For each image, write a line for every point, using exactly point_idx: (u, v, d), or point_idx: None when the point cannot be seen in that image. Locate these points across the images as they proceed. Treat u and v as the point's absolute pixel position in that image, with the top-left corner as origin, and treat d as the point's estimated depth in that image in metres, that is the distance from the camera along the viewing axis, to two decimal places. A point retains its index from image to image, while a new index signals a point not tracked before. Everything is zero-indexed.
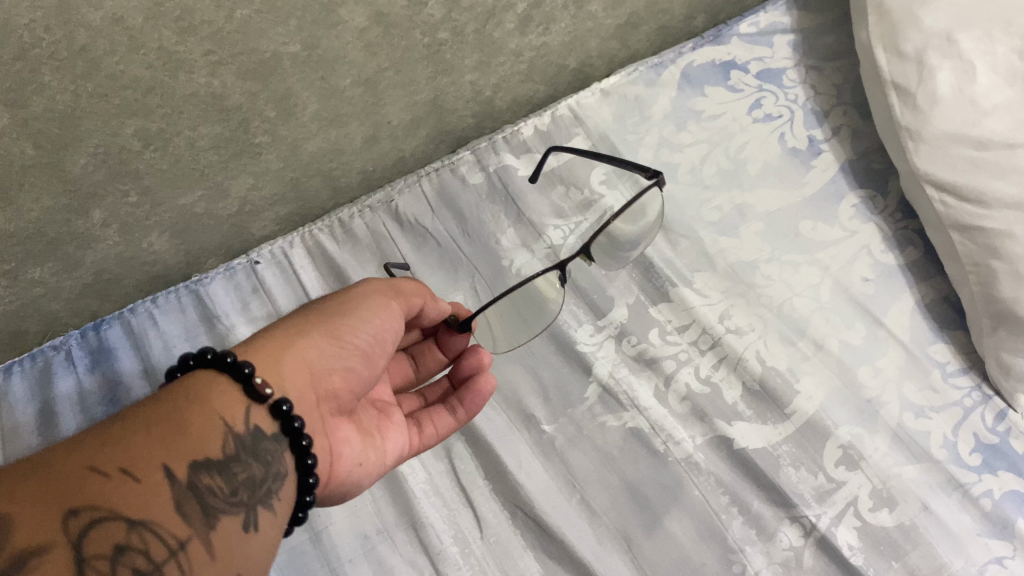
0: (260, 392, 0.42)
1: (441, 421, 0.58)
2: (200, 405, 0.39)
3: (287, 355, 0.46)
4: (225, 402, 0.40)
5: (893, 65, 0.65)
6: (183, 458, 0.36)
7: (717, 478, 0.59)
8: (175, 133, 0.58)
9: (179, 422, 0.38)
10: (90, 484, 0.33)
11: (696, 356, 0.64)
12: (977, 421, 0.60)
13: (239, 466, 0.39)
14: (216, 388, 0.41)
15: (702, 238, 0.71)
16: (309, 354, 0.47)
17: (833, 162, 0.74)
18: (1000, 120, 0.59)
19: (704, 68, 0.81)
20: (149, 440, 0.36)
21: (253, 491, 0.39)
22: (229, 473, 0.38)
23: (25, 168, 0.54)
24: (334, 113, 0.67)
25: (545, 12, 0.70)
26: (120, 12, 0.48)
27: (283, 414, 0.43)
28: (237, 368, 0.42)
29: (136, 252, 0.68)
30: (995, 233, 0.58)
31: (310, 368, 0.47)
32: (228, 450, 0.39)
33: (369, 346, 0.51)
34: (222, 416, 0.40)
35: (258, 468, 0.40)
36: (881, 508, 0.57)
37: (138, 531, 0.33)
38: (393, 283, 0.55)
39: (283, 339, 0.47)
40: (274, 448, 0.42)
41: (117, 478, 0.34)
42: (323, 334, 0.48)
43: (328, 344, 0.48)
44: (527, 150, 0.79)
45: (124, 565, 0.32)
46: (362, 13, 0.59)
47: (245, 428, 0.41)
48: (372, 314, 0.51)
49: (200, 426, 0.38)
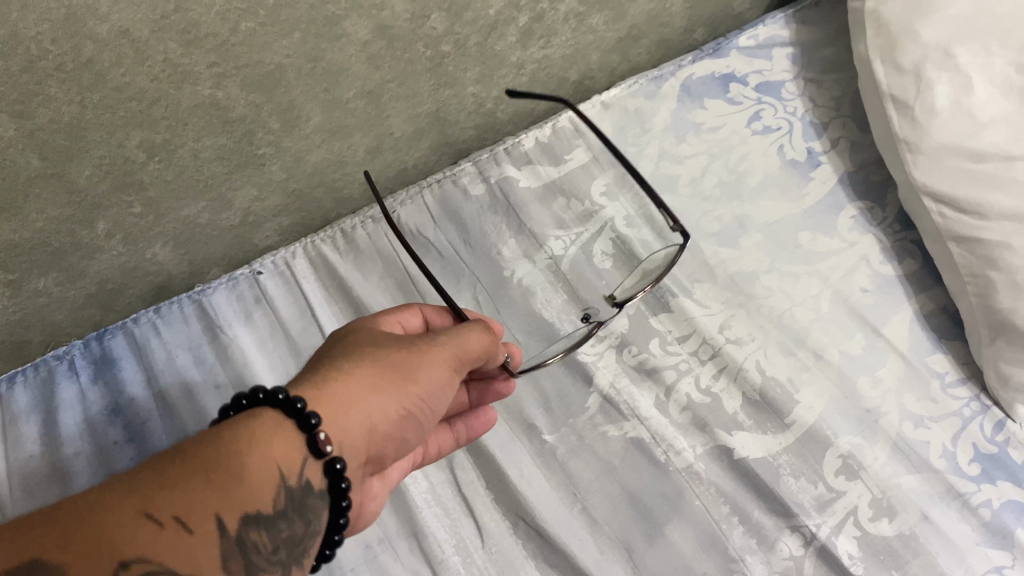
0: (320, 448, 0.42)
1: (442, 440, 0.58)
2: (260, 454, 0.39)
3: (356, 413, 0.45)
4: (285, 450, 0.41)
5: (892, 78, 0.66)
6: (237, 509, 0.37)
7: (718, 487, 0.59)
8: (179, 144, 0.59)
9: (239, 469, 0.38)
10: (143, 535, 0.34)
11: (696, 366, 0.65)
12: (975, 431, 0.60)
13: (284, 522, 0.40)
14: (279, 435, 0.41)
15: (702, 249, 0.71)
16: (374, 414, 0.46)
17: (832, 174, 0.75)
18: (997, 132, 0.60)
19: (703, 81, 0.82)
20: (207, 490, 0.36)
21: (291, 551, 0.40)
22: (274, 530, 0.39)
23: (31, 179, 0.54)
24: (338, 124, 0.67)
25: (546, 25, 0.71)
26: (126, 25, 0.49)
27: (334, 472, 0.42)
28: (305, 417, 0.41)
29: (139, 263, 0.68)
30: (992, 245, 0.59)
31: (371, 429, 0.46)
32: (278, 505, 0.39)
33: (427, 413, 0.50)
34: (280, 467, 0.40)
35: (300, 525, 0.40)
36: (881, 518, 0.57)
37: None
38: (458, 346, 0.51)
39: (356, 389, 0.45)
40: (318, 506, 0.42)
41: (169, 528, 0.34)
42: (394, 396, 0.47)
43: (394, 408, 0.47)
44: (528, 161, 0.79)
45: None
46: (366, 26, 0.60)
47: (298, 481, 0.41)
48: (437, 384, 0.49)
49: (257, 475, 0.39)
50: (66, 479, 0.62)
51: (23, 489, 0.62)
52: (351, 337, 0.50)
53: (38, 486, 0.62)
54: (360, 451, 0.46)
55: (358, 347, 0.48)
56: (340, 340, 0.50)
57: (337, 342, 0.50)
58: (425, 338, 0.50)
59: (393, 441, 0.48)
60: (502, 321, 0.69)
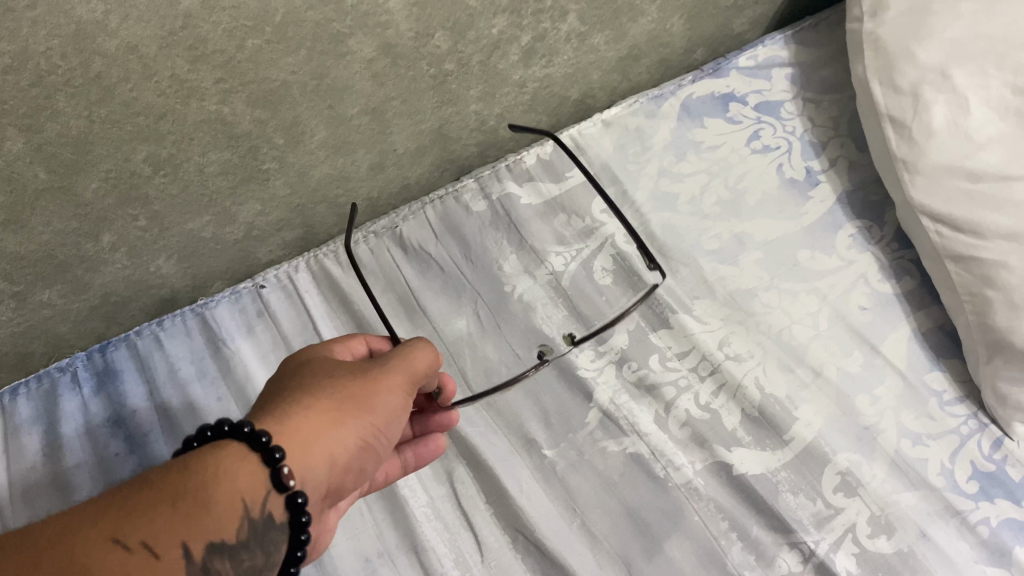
0: (283, 481, 0.42)
1: (390, 467, 0.57)
2: (225, 485, 0.40)
3: (316, 448, 0.44)
4: (250, 481, 0.41)
5: (890, 98, 0.67)
6: (203, 537, 0.38)
7: (717, 503, 0.59)
8: (185, 159, 0.60)
9: (206, 499, 0.38)
10: (112, 559, 0.34)
11: (695, 382, 0.65)
12: (973, 449, 0.61)
13: (246, 553, 0.40)
14: (245, 467, 0.41)
15: (702, 266, 0.72)
16: (333, 447, 0.46)
17: (831, 193, 0.76)
18: (993, 153, 0.60)
19: (703, 101, 0.83)
20: (175, 517, 0.37)
21: None
22: (237, 559, 0.39)
23: (38, 193, 0.55)
24: (341, 141, 0.68)
25: (548, 44, 0.72)
26: (135, 41, 0.49)
27: (294, 506, 0.42)
28: (269, 451, 0.42)
29: (143, 275, 0.68)
30: (990, 264, 0.59)
31: (332, 463, 0.46)
32: (242, 535, 0.40)
33: (385, 441, 0.49)
34: (243, 498, 0.40)
35: (260, 557, 0.41)
36: (879, 535, 0.57)
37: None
38: (411, 373, 0.51)
39: (316, 424, 0.45)
40: (279, 538, 0.42)
41: (138, 553, 0.35)
42: (354, 427, 0.47)
43: (354, 440, 0.47)
44: (529, 178, 0.80)
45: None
46: (370, 44, 0.61)
47: (260, 512, 0.41)
48: (395, 412, 0.49)
49: (223, 506, 0.39)
50: (66, 492, 0.62)
51: (24, 501, 0.62)
52: (306, 370, 0.50)
53: (39, 499, 0.62)
54: (320, 487, 0.45)
55: (312, 379, 0.48)
56: (293, 374, 0.50)
57: (292, 375, 0.49)
58: (376, 365, 0.50)
59: (353, 474, 0.48)
60: (503, 336, 0.69)
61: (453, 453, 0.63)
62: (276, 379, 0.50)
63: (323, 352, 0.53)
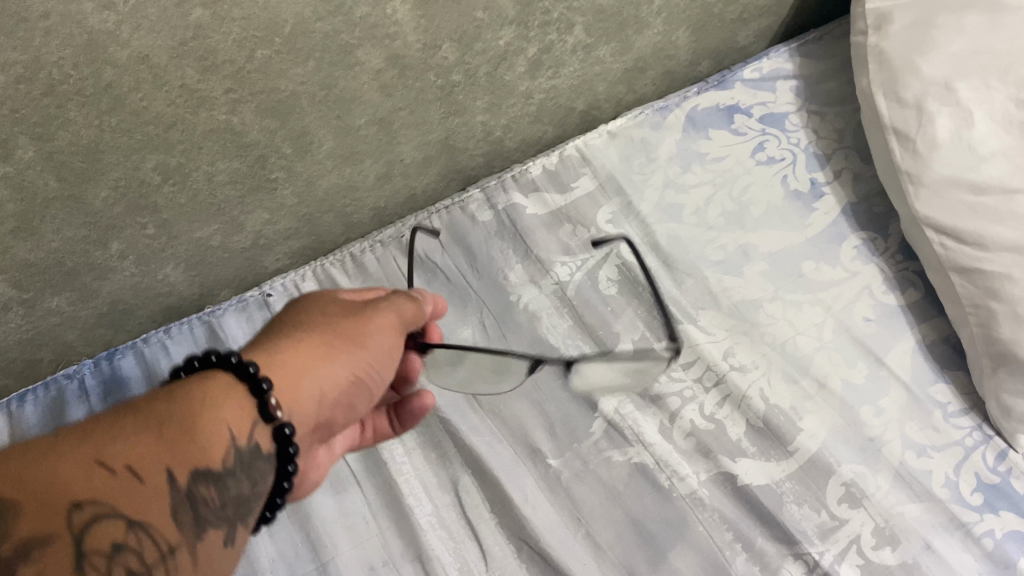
0: (271, 412, 0.41)
1: (377, 422, 0.59)
2: (212, 412, 0.38)
3: (309, 380, 0.45)
4: (236, 411, 0.40)
5: (894, 111, 0.67)
6: (188, 464, 0.36)
7: (721, 513, 0.59)
8: (194, 168, 0.60)
9: (192, 427, 0.37)
10: (94, 480, 0.33)
11: (700, 393, 0.65)
12: (978, 461, 0.61)
13: (232, 482, 0.38)
14: (232, 396, 0.40)
15: (706, 278, 0.72)
16: (327, 381, 0.46)
17: (836, 205, 0.76)
18: (997, 166, 0.61)
19: (708, 112, 0.83)
20: (158, 442, 0.35)
21: (238, 510, 0.38)
22: (223, 487, 0.38)
23: (48, 201, 0.55)
24: (349, 150, 0.68)
25: (555, 56, 0.73)
26: (146, 51, 0.50)
27: (283, 437, 0.41)
28: (256, 382, 0.41)
29: (151, 283, 0.69)
30: (995, 276, 0.60)
31: (321, 398, 0.46)
32: (227, 464, 0.38)
33: (377, 382, 0.50)
34: (230, 427, 0.39)
35: (249, 487, 0.39)
36: (884, 547, 0.57)
37: (136, 532, 0.33)
38: (399, 318, 0.52)
39: (307, 357, 0.45)
40: (264, 468, 0.40)
41: (122, 475, 0.33)
42: (349, 363, 0.47)
43: (350, 375, 0.47)
44: (535, 189, 0.80)
45: (120, 563, 0.32)
46: (379, 55, 0.61)
47: (248, 442, 0.39)
48: (385, 354, 0.50)
49: (208, 433, 0.37)
50: None
51: None
52: (296, 311, 0.50)
53: None
54: (309, 422, 0.45)
55: (305, 319, 0.48)
56: (284, 314, 0.50)
57: (284, 315, 0.50)
58: (367, 307, 0.51)
59: (342, 410, 0.48)
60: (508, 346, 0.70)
61: (459, 462, 0.63)
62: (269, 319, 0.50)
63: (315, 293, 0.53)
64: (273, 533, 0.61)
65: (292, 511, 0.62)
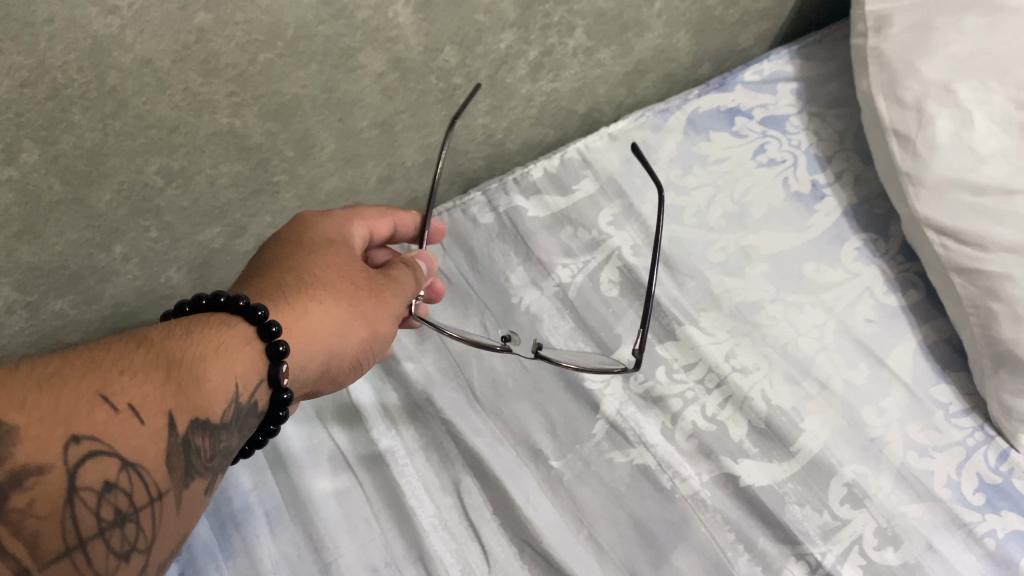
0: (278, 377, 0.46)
1: None
2: (221, 365, 0.42)
3: (316, 350, 0.50)
4: (246, 366, 0.44)
5: (894, 112, 0.67)
6: (187, 413, 0.39)
7: (723, 515, 0.59)
8: (197, 171, 0.60)
9: (198, 377, 0.41)
10: (98, 415, 0.35)
11: (702, 395, 0.65)
12: (979, 461, 0.61)
13: (225, 434, 0.42)
14: (245, 349, 0.45)
15: (708, 279, 0.72)
16: (330, 354, 0.52)
17: (836, 207, 0.76)
18: (997, 166, 0.61)
19: (709, 115, 0.83)
20: (163, 387, 0.39)
21: (221, 461, 0.42)
22: (215, 438, 0.41)
23: (52, 204, 0.55)
24: (351, 153, 0.69)
25: (555, 59, 0.73)
26: (149, 55, 0.50)
27: (279, 401, 0.46)
28: (273, 344, 0.46)
29: (154, 286, 0.69)
30: (995, 277, 0.59)
31: (324, 368, 0.52)
32: (224, 417, 0.41)
33: (373, 358, 0.56)
34: (236, 382, 0.43)
35: (237, 440, 0.43)
36: (886, 547, 0.57)
37: (128, 472, 0.36)
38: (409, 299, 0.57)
39: (323, 328, 0.51)
40: (251, 424, 0.44)
41: (124, 414, 0.36)
42: (353, 342, 0.53)
43: (349, 353, 0.53)
44: (537, 192, 0.80)
45: (108, 501, 0.34)
46: (380, 58, 0.62)
47: (248, 400, 0.44)
48: (388, 334, 0.56)
49: (211, 386, 0.41)
50: None
51: None
52: (323, 258, 0.55)
53: None
54: (307, 385, 0.52)
55: (326, 274, 0.53)
56: (309, 256, 0.55)
57: (310, 259, 0.54)
58: (385, 283, 0.56)
59: (337, 379, 0.55)
60: None
61: (460, 463, 0.64)
62: (292, 248, 0.55)
63: (338, 235, 0.58)
64: (275, 535, 0.60)
65: (294, 513, 0.61)
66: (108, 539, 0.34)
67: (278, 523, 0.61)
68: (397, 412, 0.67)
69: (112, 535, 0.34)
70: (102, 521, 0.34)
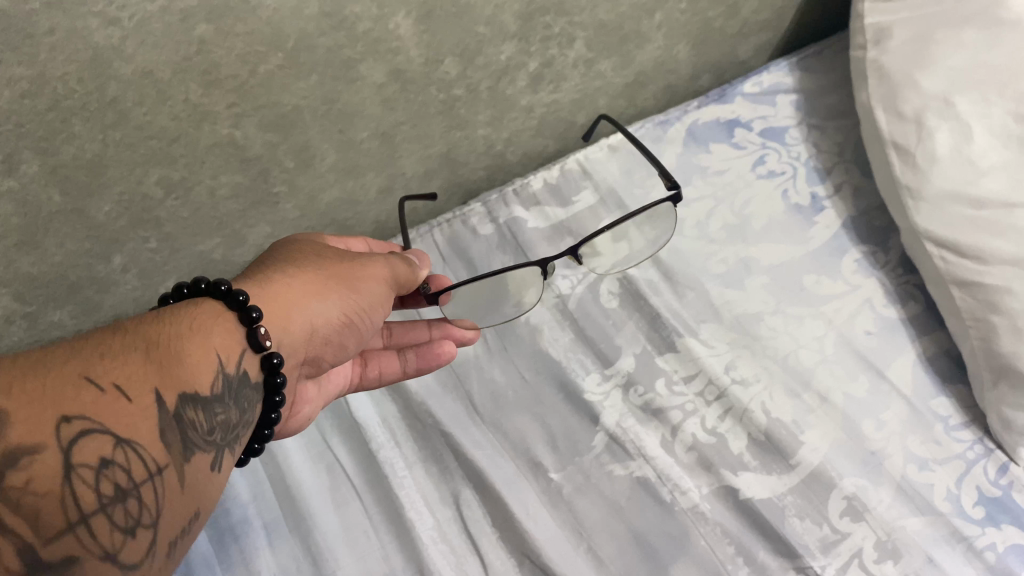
0: (260, 342, 0.45)
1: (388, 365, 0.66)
2: (202, 340, 0.42)
3: (298, 312, 0.50)
4: (226, 339, 0.44)
5: (894, 124, 0.68)
6: (175, 389, 0.39)
7: (723, 528, 0.59)
8: (197, 182, 0.60)
9: (179, 353, 0.40)
10: (85, 396, 0.35)
11: (702, 407, 0.65)
12: (979, 475, 0.61)
13: (220, 407, 0.42)
14: (221, 323, 0.44)
15: (708, 291, 0.72)
16: (316, 317, 0.52)
17: (836, 219, 0.76)
18: (997, 179, 0.61)
19: (709, 126, 0.84)
20: (147, 366, 0.38)
21: (224, 434, 0.42)
22: (210, 411, 0.41)
23: (52, 215, 0.55)
24: (351, 164, 0.69)
25: (556, 71, 0.73)
26: (150, 67, 0.50)
27: (271, 367, 0.46)
28: (246, 311, 0.45)
29: (153, 297, 0.69)
30: (995, 289, 0.59)
31: (311, 331, 0.52)
32: (215, 391, 0.41)
33: (365, 323, 0.56)
34: (219, 354, 0.43)
35: (236, 412, 0.43)
36: (886, 560, 0.57)
37: (123, 449, 0.35)
38: (387, 265, 0.58)
39: (298, 291, 0.51)
40: (252, 397, 0.45)
41: (110, 394, 0.36)
42: (335, 301, 0.53)
43: (333, 314, 0.53)
44: (536, 202, 0.80)
45: (107, 477, 0.34)
46: (381, 70, 0.62)
47: (236, 370, 0.44)
48: (375, 299, 0.56)
49: (196, 361, 0.41)
50: None
51: None
52: (294, 249, 0.56)
53: None
54: (298, 352, 0.51)
55: (298, 257, 0.54)
56: (280, 250, 0.56)
57: (281, 252, 0.56)
58: (358, 255, 0.57)
59: (332, 348, 0.55)
60: (510, 360, 0.70)
61: (460, 475, 0.64)
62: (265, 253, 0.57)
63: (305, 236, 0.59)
64: (274, 547, 0.60)
65: (293, 525, 0.61)
66: (111, 514, 0.34)
67: (277, 535, 0.61)
68: (396, 424, 0.67)
69: (116, 510, 0.34)
70: (102, 496, 0.34)
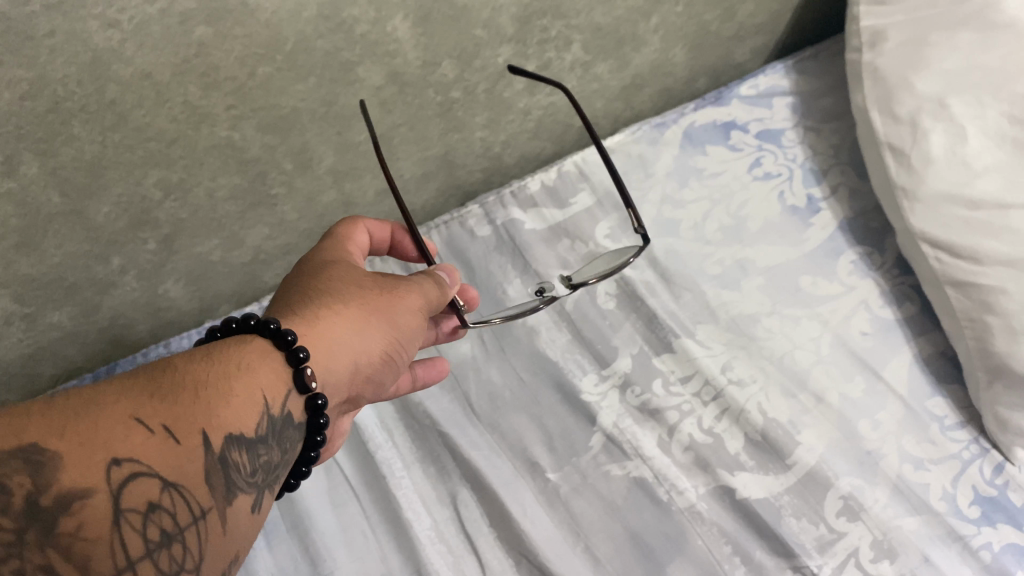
0: (307, 383, 0.45)
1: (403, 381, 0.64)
2: (246, 377, 0.42)
3: (340, 352, 0.50)
4: (271, 377, 0.43)
5: (889, 126, 0.68)
6: (223, 428, 0.38)
7: (720, 527, 0.59)
8: (196, 184, 0.61)
9: (226, 392, 0.40)
10: (134, 438, 0.34)
11: (698, 407, 0.66)
12: (975, 475, 0.61)
13: (263, 447, 0.41)
14: (267, 363, 0.44)
15: (704, 292, 0.73)
16: (357, 355, 0.51)
17: (832, 221, 0.76)
18: (991, 181, 0.61)
19: (705, 128, 0.84)
20: (194, 404, 0.37)
21: (268, 474, 0.41)
22: (254, 452, 0.40)
23: (51, 217, 0.56)
24: (349, 166, 0.69)
25: (553, 73, 0.73)
26: (149, 68, 0.51)
27: (315, 407, 0.45)
28: (293, 350, 0.45)
29: (152, 298, 0.69)
30: (990, 290, 0.60)
31: (354, 368, 0.51)
32: (259, 431, 0.40)
33: (403, 354, 0.56)
34: (264, 393, 0.42)
35: (279, 452, 0.42)
36: (882, 560, 0.57)
37: (170, 493, 0.34)
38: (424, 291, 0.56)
39: (339, 328, 0.50)
40: (293, 437, 0.44)
41: (159, 436, 0.35)
42: (375, 336, 0.52)
43: (373, 350, 0.52)
44: (533, 204, 0.81)
45: (154, 523, 0.33)
46: (379, 72, 0.62)
47: (279, 411, 0.43)
48: (411, 329, 0.55)
49: (241, 398, 0.40)
50: None
51: None
52: (328, 275, 0.55)
53: None
54: (343, 391, 0.51)
55: (334, 286, 0.53)
56: (315, 276, 0.55)
57: (315, 278, 0.54)
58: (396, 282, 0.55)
59: (372, 384, 0.54)
60: (507, 360, 0.70)
61: (457, 476, 0.64)
62: (297, 278, 0.55)
63: (342, 258, 0.58)
64: (272, 547, 0.60)
65: (291, 525, 0.61)
66: (157, 560, 0.32)
67: (275, 536, 0.61)
68: (394, 425, 0.68)
69: (161, 557, 0.33)
70: (149, 542, 0.32)
